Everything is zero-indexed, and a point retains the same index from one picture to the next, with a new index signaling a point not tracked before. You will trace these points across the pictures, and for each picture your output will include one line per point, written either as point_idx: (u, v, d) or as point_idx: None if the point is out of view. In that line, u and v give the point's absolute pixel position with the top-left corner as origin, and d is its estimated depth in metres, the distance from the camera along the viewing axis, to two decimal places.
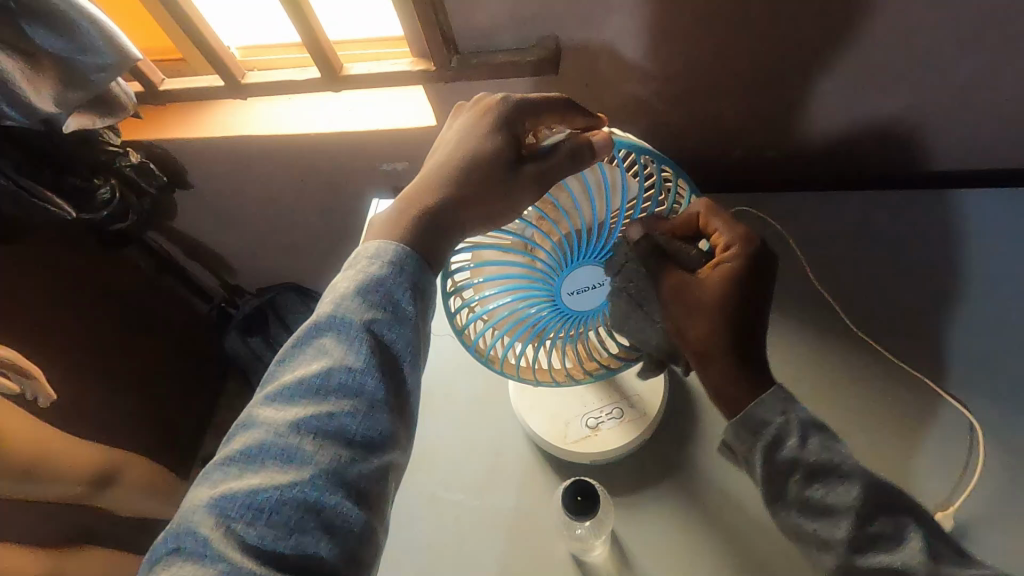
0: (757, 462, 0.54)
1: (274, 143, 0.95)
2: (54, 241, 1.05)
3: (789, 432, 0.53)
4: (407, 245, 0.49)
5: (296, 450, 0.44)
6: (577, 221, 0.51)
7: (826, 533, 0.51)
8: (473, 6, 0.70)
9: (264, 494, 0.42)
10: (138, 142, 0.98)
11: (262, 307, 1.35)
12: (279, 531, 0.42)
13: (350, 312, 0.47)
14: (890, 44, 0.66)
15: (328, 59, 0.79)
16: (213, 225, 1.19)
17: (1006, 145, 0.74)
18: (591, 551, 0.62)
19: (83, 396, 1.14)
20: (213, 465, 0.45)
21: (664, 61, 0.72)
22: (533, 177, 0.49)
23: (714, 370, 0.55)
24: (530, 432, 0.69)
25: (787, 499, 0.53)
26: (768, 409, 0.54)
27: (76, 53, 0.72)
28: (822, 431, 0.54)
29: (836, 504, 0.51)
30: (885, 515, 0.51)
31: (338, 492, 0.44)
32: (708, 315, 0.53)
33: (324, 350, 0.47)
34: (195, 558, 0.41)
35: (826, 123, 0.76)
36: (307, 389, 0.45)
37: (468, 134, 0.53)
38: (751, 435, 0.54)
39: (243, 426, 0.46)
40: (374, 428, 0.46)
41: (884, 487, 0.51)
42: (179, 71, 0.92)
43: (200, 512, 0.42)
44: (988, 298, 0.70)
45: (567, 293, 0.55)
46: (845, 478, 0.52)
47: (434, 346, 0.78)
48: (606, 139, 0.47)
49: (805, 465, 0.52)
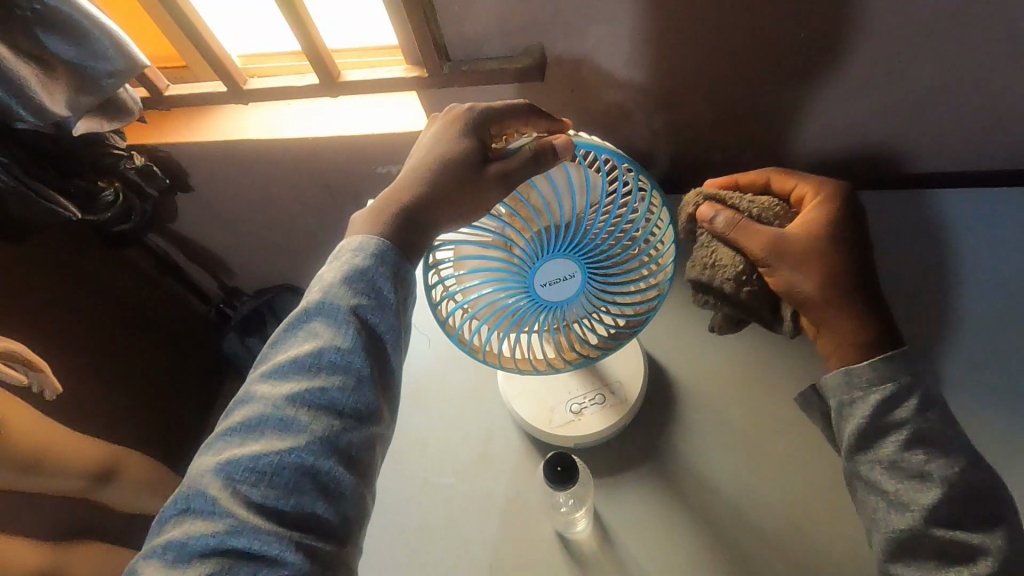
0: (865, 411, 0.56)
1: (274, 146, 0.98)
2: (62, 240, 1.09)
3: (904, 396, 0.55)
4: (386, 238, 0.53)
5: (291, 421, 0.47)
6: (548, 218, 0.54)
7: (910, 496, 0.53)
8: (462, 16, 0.73)
9: (263, 460, 0.45)
10: (142, 146, 1.02)
11: (259, 307, 1.42)
12: (279, 492, 0.45)
13: (338, 297, 0.50)
14: (865, 52, 0.68)
15: (326, 65, 0.82)
16: (215, 225, 1.23)
17: (979, 150, 0.76)
18: (575, 526, 0.64)
19: (87, 392, 1.17)
20: (215, 437, 0.48)
21: (647, 67, 0.74)
22: (498, 177, 0.52)
23: (832, 315, 0.60)
24: (517, 416, 0.71)
25: (877, 453, 0.55)
26: (890, 365, 0.57)
27: (89, 59, 0.75)
28: (938, 408, 0.56)
29: (933, 473, 0.53)
30: (981, 498, 0.52)
31: (332, 457, 0.47)
32: (820, 264, 0.60)
33: (314, 332, 0.50)
34: (205, 515, 0.44)
35: (805, 127, 0.78)
36: (299, 366, 0.48)
37: (437, 141, 0.57)
38: (862, 386, 0.57)
39: (241, 402, 0.49)
40: (363, 401, 0.49)
41: (982, 475, 0.53)
42: (182, 77, 0.96)
43: (208, 476, 0.46)
44: None
45: (542, 285, 0.58)
46: (952, 456, 0.53)
47: (424, 340, 0.81)
48: (567, 141, 0.50)
49: (911, 430, 0.54)
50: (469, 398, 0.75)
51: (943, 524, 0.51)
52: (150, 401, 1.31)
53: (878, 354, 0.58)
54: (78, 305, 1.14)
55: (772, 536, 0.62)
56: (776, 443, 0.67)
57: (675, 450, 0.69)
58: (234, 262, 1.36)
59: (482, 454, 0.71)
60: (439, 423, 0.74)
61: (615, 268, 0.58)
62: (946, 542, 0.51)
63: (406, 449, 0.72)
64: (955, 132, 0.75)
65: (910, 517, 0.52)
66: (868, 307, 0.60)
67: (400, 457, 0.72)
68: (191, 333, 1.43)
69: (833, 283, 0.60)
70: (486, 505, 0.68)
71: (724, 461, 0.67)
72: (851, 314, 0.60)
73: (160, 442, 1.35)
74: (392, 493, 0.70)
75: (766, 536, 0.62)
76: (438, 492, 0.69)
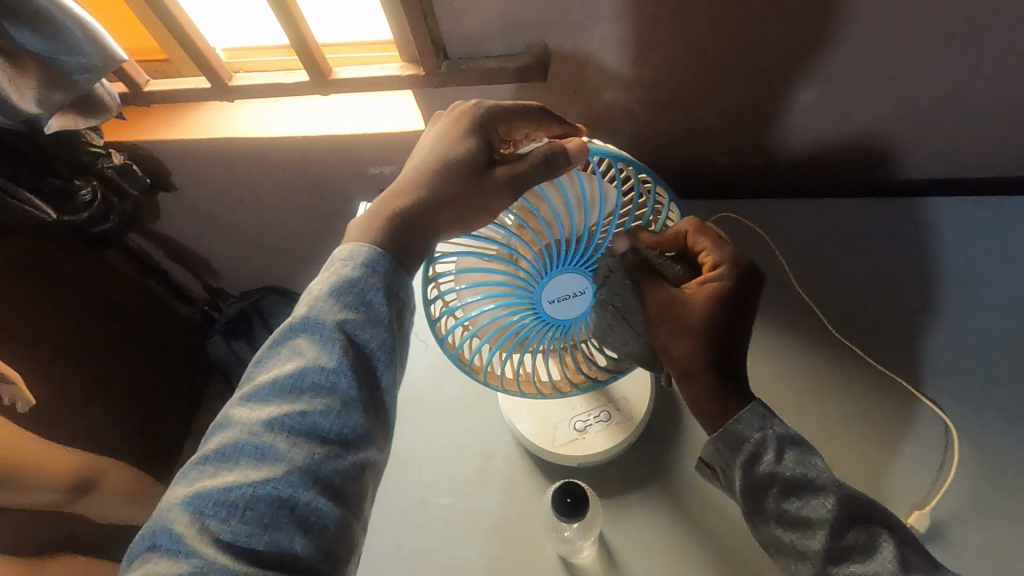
0: (736, 477, 0.52)
1: (262, 146, 0.94)
2: (39, 243, 1.04)
3: (766, 446, 0.52)
4: (380, 246, 0.49)
5: (270, 448, 0.43)
6: (559, 231, 0.51)
7: (802, 544, 0.49)
8: (461, 13, 0.69)
9: (237, 491, 0.41)
10: (121, 143, 0.97)
11: (247, 310, 1.36)
12: (251, 529, 0.41)
13: (324, 312, 0.46)
14: (881, 57, 0.65)
15: (317, 62, 0.77)
16: (199, 225, 1.19)
17: (991, 155, 0.74)
18: (580, 552, 0.61)
19: (64, 399, 1.12)
20: (190, 465, 0.44)
21: (652, 69, 0.71)
22: (506, 180, 0.49)
23: (695, 385, 0.54)
24: (518, 435, 0.68)
25: (765, 513, 0.51)
26: (743, 427, 0.52)
27: (61, 53, 0.70)
28: (797, 446, 0.52)
29: (811, 517, 0.49)
30: (858, 526, 0.50)
31: (313, 488, 0.43)
32: (692, 333, 0.52)
33: (298, 351, 0.46)
34: (171, 554, 0.40)
35: (813, 133, 0.76)
36: (281, 389, 0.45)
37: (442, 140, 0.53)
38: (730, 452, 0.53)
39: (219, 426, 0.45)
40: (348, 425, 0.45)
41: (855, 500, 0.50)
42: (163, 72, 0.91)
43: (177, 509, 0.42)
44: (968, 307, 0.70)
45: (548, 301, 0.54)
46: (820, 491, 0.50)
47: (417, 351, 0.77)
48: (581, 146, 0.48)
49: (782, 479, 0.51)
50: (467, 412, 0.72)
51: (839, 562, 0.48)
52: (132, 407, 1.27)
53: (729, 418, 0.53)
54: (53, 311, 1.09)
55: None
56: None
57: (681, 468, 0.66)
58: (219, 263, 1.31)
59: (481, 471, 0.68)
60: (435, 438, 0.71)
61: None
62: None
63: (401, 466, 0.69)
64: (968, 136, 0.73)
65: (809, 567, 0.49)
66: (735, 379, 0.54)
67: (395, 474, 0.69)
68: (175, 337, 1.38)
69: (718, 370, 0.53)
70: (487, 526, 0.65)
71: None
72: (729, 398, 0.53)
73: (142, 450, 1.30)
74: (387, 513, 0.67)
75: (777, 559, 0.60)
76: (437, 512, 0.66)
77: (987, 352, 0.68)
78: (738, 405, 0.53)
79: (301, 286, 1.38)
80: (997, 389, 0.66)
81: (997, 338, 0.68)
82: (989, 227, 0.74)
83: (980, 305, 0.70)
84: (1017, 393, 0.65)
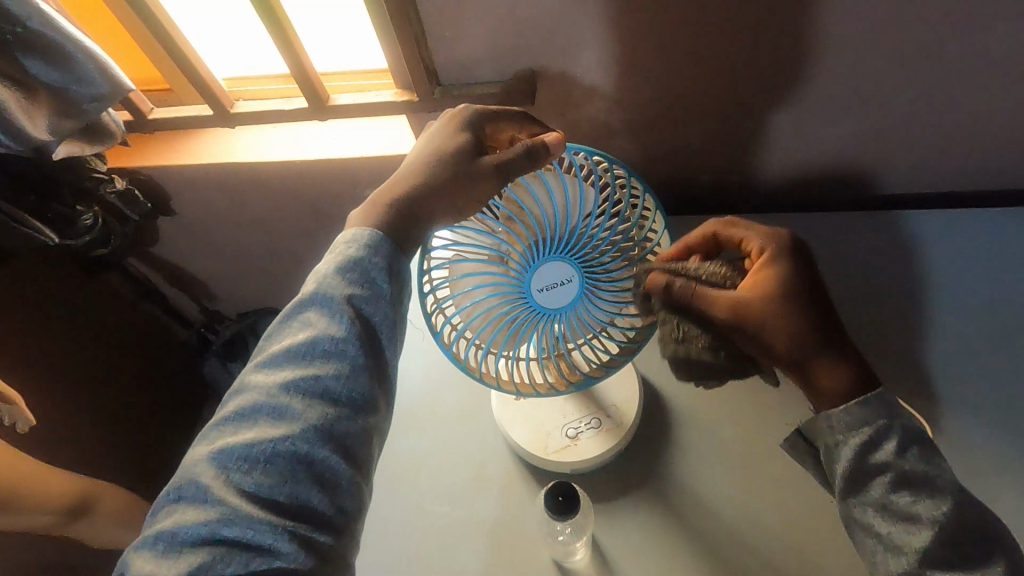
0: (845, 458, 0.53)
1: (261, 170, 0.97)
2: (41, 268, 1.06)
3: (886, 436, 0.52)
4: (380, 230, 0.52)
5: (286, 409, 0.45)
6: (542, 222, 0.55)
7: (904, 539, 0.50)
8: (453, 42, 0.73)
9: (257, 447, 0.44)
10: (123, 169, 1.00)
11: (243, 331, 1.38)
12: (273, 480, 0.44)
13: (332, 287, 0.49)
14: (847, 78, 0.70)
15: (315, 89, 0.81)
16: (197, 248, 1.21)
17: (959, 169, 0.78)
18: (573, 556, 0.63)
19: (60, 422, 1.13)
20: (209, 427, 0.46)
21: (634, 92, 0.75)
22: (491, 169, 0.54)
23: (773, 339, 0.54)
24: (512, 443, 0.70)
25: (866, 497, 0.52)
26: (867, 411, 0.53)
27: (71, 83, 0.74)
28: (921, 444, 0.52)
29: (921, 514, 0.50)
30: (977, 536, 0.49)
31: (327, 446, 0.45)
32: (779, 322, 0.54)
33: (308, 323, 0.49)
34: (196, 503, 0.43)
35: (789, 150, 0.80)
36: (293, 356, 0.47)
37: (435, 138, 0.58)
38: (844, 430, 0.53)
39: (235, 392, 0.48)
40: (358, 389, 0.47)
41: (973, 511, 0.50)
42: (166, 100, 0.95)
43: (200, 465, 0.44)
44: (942, 313, 0.73)
45: (536, 290, 0.57)
46: (936, 494, 0.50)
47: (414, 364, 0.79)
48: (558, 138, 0.53)
49: (896, 471, 0.51)
50: (463, 421, 0.74)
51: (938, 566, 0.49)
52: (128, 430, 1.27)
53: (853, 399, 0.53)
54: (51, 334, 1.10)
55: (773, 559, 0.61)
56: (772, 465, 0.66)
57: (672, 472, 0.68)
58: (217, 285, 1.33)
59: (477, 479, 0.70)
60: (433, 447, 0.72)
61: (607, 279, 0.58)
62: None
63: (398, 476, 0.71)
64: (936, 152, 0.77)
65: (906, 561, 0.50)
66: (844, 352, 0.55)
67: (393, 483, 0.70)
68: (172, 359, 1.39)
69: (802, 330, 0.54)
70: (484, 533, 0.66)
71: (723, 483, 0.66)
72: (812, 364, 0.54)
73: (137, 474, 1.30)
74: (386, 521, 0.68)
75: (766, 559, 0.62)
76: (434, 520, 0.67)
77: (963, 355, 0.71)
78: (859, 386, 0.54)
79: None
80: (974, 390, 0.68)
81: (970, 341, 0.71)
82: (959, 237, 0.77)
83: (954, 311, 0.73)
84: (994, 395, 0.68)
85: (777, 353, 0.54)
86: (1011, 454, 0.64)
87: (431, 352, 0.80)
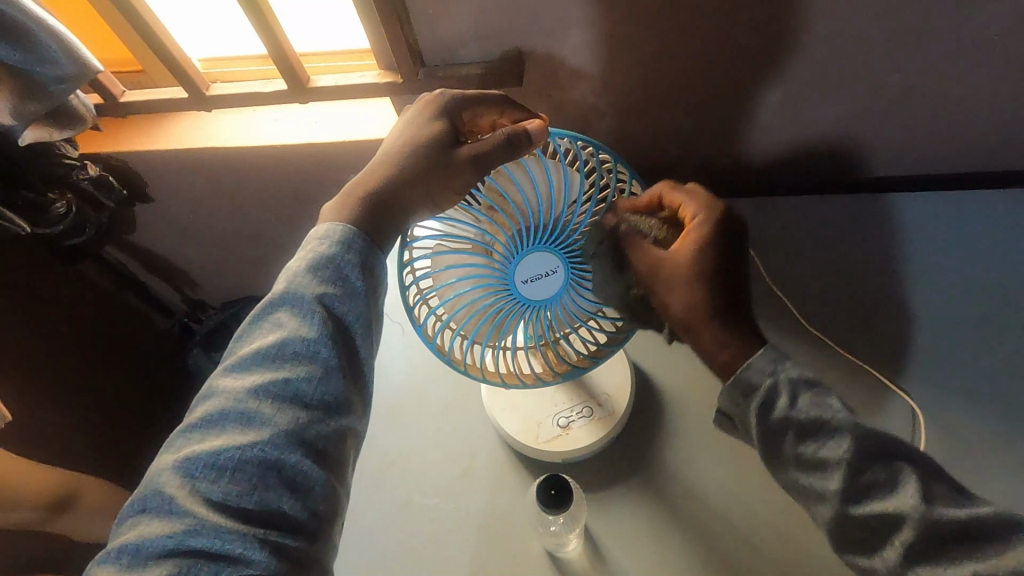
0: (752, 424, 0.51)
1: (240, 154, 0.94)
2: (13, 259, 1.02)
3: (778, 390, 0.51)
4: (353, 224, 0.50)
5: (255, 413, 0.44)
6: (527, 214, 0.53)
7: (820, 488, 0.49)
8: (436, 22, 0.70)
9: (225, 454, 0.42)
10: (95, 155, 0.96)
11: (227, 320, 1.35)
12: (242, 488, 0.42)
13: (303, 287, 0.47)
14: (838, 60, 0.68)
15: (294, 71, 0.78)
16: (176, 235, 1.18)
17: (949, 151, 0.78)
18: (566, 546, 0.63)
19: (35, 417, 1.09)
20: (176, 434, 0.45)
21: (622, 74, 0.73)
22: (468, 158, 0.52)
23: (675, 299, 0.54)
24: (504, 434, 0.69)
25: (781, 457, 0.51)
26: (757, 366, 0.51)
27: (34, 64, 0.70)
28: (812, 388, 0.51)
29: (827, 459, 0.48)
30: (878, 463, 0.48)
31: (299, 451, 0.44)
32: (684, 285, 0.53)
33: (279, 324, 0.47)
34: (162, 515, 0.41)
35: (779, 133, 0.79)
36: (263, 358, 0.45)
37: (411, 125, 0.56)
38: (743, 398, 0.52)
39: (204, 396, 0.46)
40: (331, 392, 0.46)
41: (874, 437, 0.49)
42: (138, 82, 0.92)
43: (166, 474, 0.43)
44: (931, 296, 0.73)
45: (521, 281, 0.55)
46: (836, 433, 0.49)
47: (400, 354, 0.78)
48: (542, 126, 0.51)
49: (797, 422, 0.50)
50: (451, 412, 0.73)
51: (858, 501, 0.48)
52: (108, 423, 1.24)
53: (739, 366, 0.52)
54: (26, 326, 1.07)
55: (761, 544, 0.61)
56: None
57: (663, 461, 0.67)
58: (199, 274, 1.31)
59: (466, 471, 0.69)
60: (420, 439, 0.71)
61: None
62: (868, 519, 0.47)
63: (386, 469, 0.70)
64: (927, 134, 0.75)
65: (829, 506, 0.48)
66: (741, 326, 0.53)
67: (383, 478, 0.69)
68: (155, 350, 1.36)
69: (700, 300, 0.53)
70: (474, 524, 0.65)
71: (714, 471, 0.66)
72: (701, 330, 0.53)
73: (119, 467, 1.28)
74: (376, 516, 0.67)
75: (758, 546, 0.61)
76: (423, 513, 0.67)
77: (950, 337, 0.70)
78: (746, 353, 0.52)
79: None
80: (962, 370, 0.68)
81: (960, 322, 0.71)
82: (948, 220, 0.77)
83: (942, 292, 0.73)
84: (984, 374, 0.67)
85: (672, 314, 0.54)
86: (998, 435, 0.64)
87: (418, 343, 0.78)
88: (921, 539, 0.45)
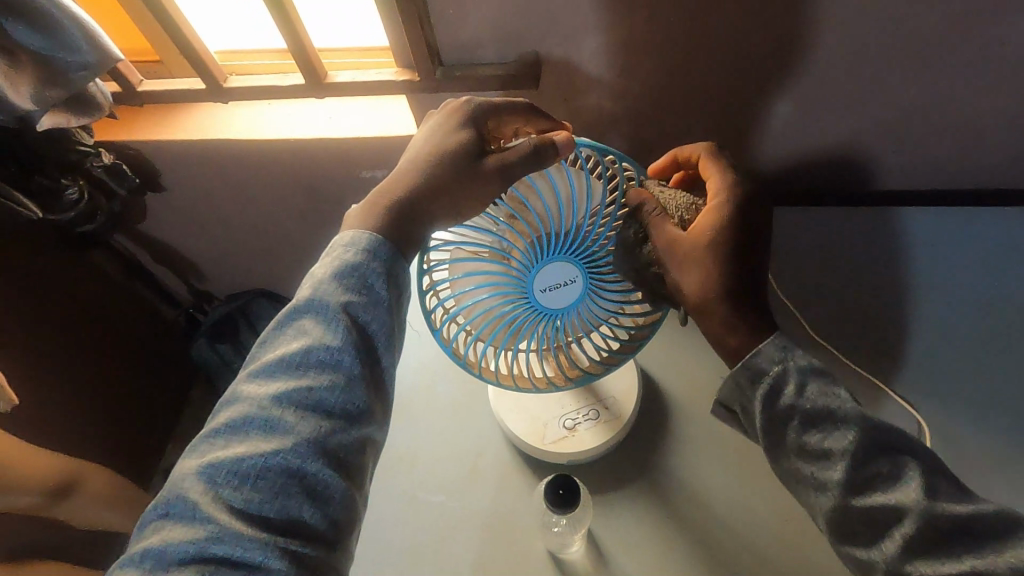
0: (756, 411, 0.51)
1: (255, 147, 0.94)
2: (24, 244, 1.03)
3: (785, 377, 0.51)
4: (377, 232, 0.51)
5: (278, 421, 0.44)
6: (549, 223, 0.53)
7: (822, 478, 0.49)
8: (456, 21, 0.71)
9: (247, 461, 0.43)
10: (110, 143, 0.97)
11: (233, 313, 1.35)
12: (264, 495, 0.42)
13: (327, 295, 0.48)
14: (856, 70, 0.68)
15: (312, 65, 0.78)
16: (186, 226, 1.18)
17: (964, 166, 0.77)
18: (569, 547, 0.63)
19: (41, 402, 1.10)
20: (199, 439, 0.45)
21: (639, 79, 0.73)
22: (495, 169, 0.52)
23: (689, 279, 0.53)
24: (509, 434, 0.69)
25: (785, 446, 0.51)
26: (764, 357, 0.51)
27: (56, 50, 0.70)
28: (820, 376, 0.51)
29: (833, 449, 0.48)
30: (882, 455, 0.48)
31: (320, 460, 0.44)
32: (700, 263, 0.52)
33: (303, 331, 0.47)
34: (185, 521, 0.42)
35: (794, 143, 0.79)
36: (287, 365, 0.46)
37: (435, 133, 0.56)
38: (750, 384, 0.52)
39: (227, 401, 0.46)
40: (353, 400, 0.46)
41: (877, 430, 0.49)
42: (157, 73, 0.92)
43: (190, 479, 0.43)
44: (942, 309, 0.72)
45: (539, 290, 0.56)
46: (842, 423, 0.49)
47: (408, 352, 0.78)
48: (568, 139, 0.51)
49: (802, 410, 0.50)
50: (458, 411, 0.73)
51: (861, 492, 0.48)
52: (111, 411, 1.24)
53: (747, 353, 0.52)
54: (36, 311, 1.07)
55: (765, 554, 0.61)
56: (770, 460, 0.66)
57: (669, 467, 0.67)
58: (207, 265, 1.31)
59: (471, 469, 0.69)
60: (426, 437, 0.71)
61: (612, 279, 0.58)
62: (867, 510, 0.47)
63: (391, 466, 0.70)
64: (942, 147, 0.75)
65: (830, 498, 0.48)
66: (755, 315, 0.53)
67: (388, 474, 0.69)
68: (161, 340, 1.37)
69: (718, 279, 0.52)
70: (477, 523, 0.65)
71: (718, 479, 0.66)
72: (714, 314, 0.53)
73: (121, 455, 1.28)
74: (380, 512, 0.67)
75: (762, 555, 0.61)
76: (427, 510, 0.67)
77: (961, 351, 0.69)
78: (760, 340, 0.52)
79: (287, 290, 1.38)
80: (974, 386, 0.67)
81: (971, 337, 0.70)
82: (961, 234, 0.77)
83: (953, 306, 0.72)
84: (996, 390, 0.67)
85: (685, 295, 0.54)
86: (1009, 451, 0.63)
87: (427, 342, 0.78)
88: (921, 532, 0.45)
